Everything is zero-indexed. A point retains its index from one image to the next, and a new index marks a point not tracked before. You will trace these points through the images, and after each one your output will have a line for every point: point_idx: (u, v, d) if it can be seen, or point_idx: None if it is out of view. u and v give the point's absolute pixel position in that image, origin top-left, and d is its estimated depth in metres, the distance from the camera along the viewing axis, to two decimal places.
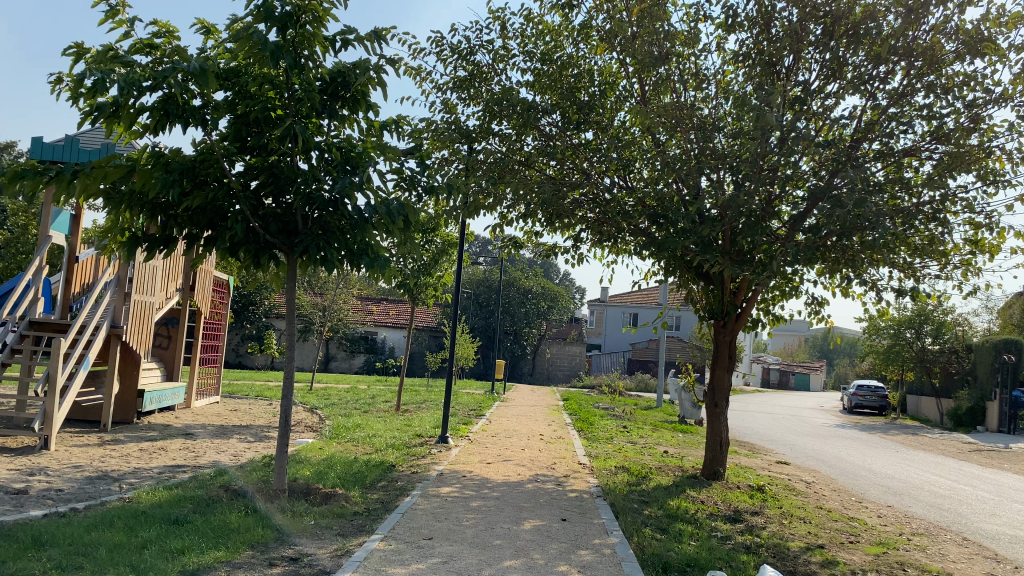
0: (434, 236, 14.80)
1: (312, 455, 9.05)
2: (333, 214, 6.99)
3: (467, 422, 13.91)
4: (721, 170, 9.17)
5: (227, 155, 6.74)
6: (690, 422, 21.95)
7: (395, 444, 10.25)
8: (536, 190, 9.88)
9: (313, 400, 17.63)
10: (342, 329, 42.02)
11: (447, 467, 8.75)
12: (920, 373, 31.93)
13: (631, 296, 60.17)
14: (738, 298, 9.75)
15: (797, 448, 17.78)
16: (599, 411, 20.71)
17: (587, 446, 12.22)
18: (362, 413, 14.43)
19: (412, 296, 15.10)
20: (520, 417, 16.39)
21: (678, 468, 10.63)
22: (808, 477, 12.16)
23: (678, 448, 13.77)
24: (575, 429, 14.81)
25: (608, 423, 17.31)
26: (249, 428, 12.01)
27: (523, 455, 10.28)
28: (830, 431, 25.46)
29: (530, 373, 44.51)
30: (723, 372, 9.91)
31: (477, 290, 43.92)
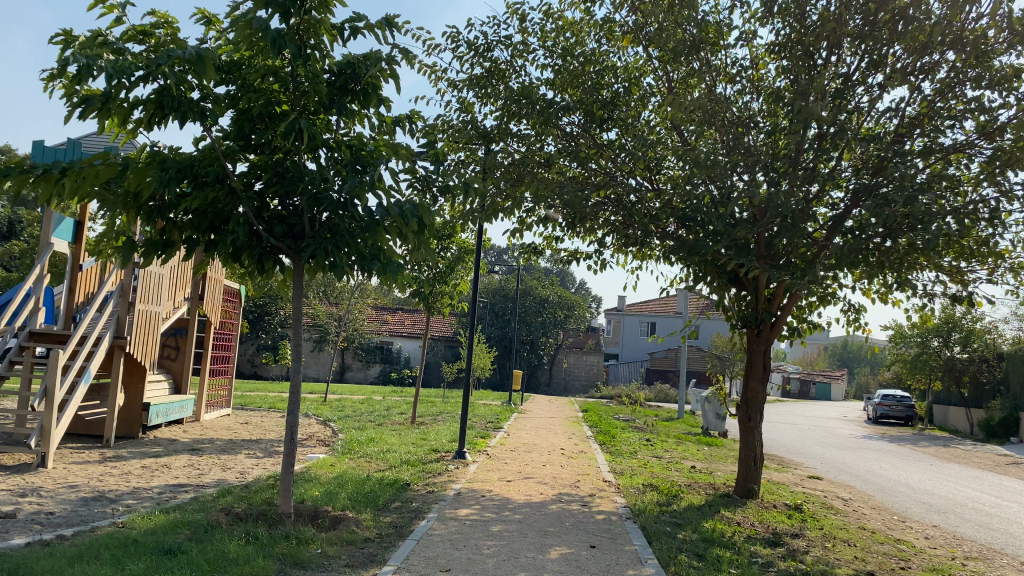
0: (450, 243, 14.32)
1: (322, 472, 8.56)
2: (343, 216, 6.50)
3: (485, 436, 13.39)
4: (754, 170, 8.64)
5: (229, 153, 6.28)
6: (713, 434, 21.31)
7: (410, 460, 9.75)
8: (557, 192, 9.38)
9: (327, 412, 17.16)
10: (357, 339, 41.65)
11: (465, 486, 8.23)
12: (949, 382, 31.09)
13: (649, 305, 59.49)
14: (773, 305, 9.18)
15: (827, 461, 17.12)
16: (621, 423, 20.13)
17: (611, 462, 11.66)
18: (376, 427, 13.93)
19: (428, 304, 14.64)
20: (539, 429, 15.86)
21: (708, 485, 10.05)
22: (845, 494, 11.54)
23: (706, 463, 13.17)
24: (597, 443, 14.25)
25: (631, 436, 16.75)
26: (258, 442, 11.55)
27: (545, 472, 9.74)
28: (859, 443, 24.70)
29: (547, 383, 43.94)
30: (756, 383, 9.35)
31: (494, 299, 43.48)
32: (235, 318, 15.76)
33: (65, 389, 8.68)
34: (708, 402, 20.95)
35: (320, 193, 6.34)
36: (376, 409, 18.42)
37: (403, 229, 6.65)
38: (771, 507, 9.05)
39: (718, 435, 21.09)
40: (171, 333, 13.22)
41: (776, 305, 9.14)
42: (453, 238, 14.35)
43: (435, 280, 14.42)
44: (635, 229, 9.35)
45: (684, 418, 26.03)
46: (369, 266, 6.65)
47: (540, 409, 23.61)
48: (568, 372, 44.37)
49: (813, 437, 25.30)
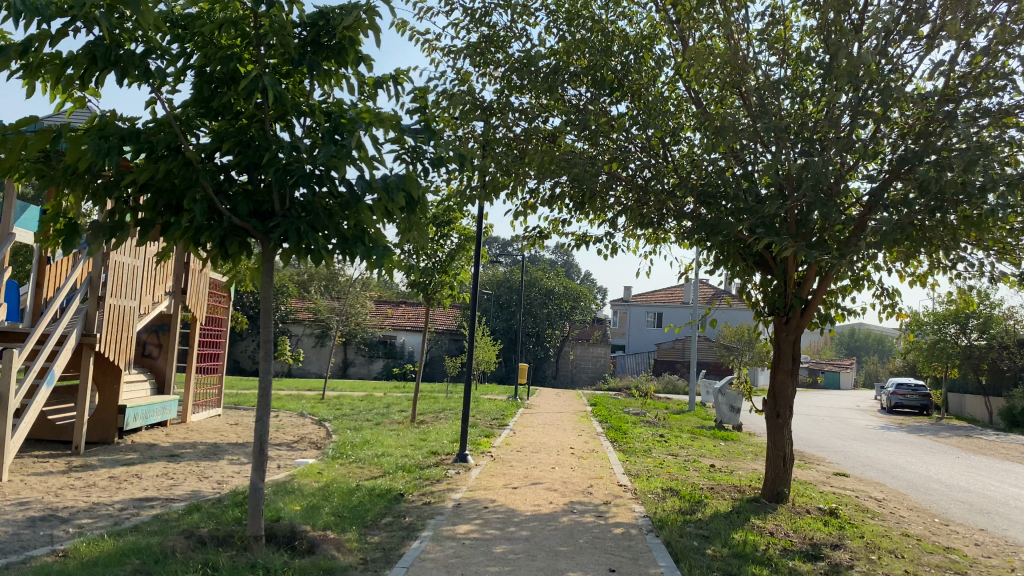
0: (449, 230, 13.46)
1: (308, 482, 7.74)
2: (320, 192, 5.62)
3: (488, 435, 12.56)
4: (784, 141, 7.78)
5: (185, 120, 5.42)
6: (727, 427, 20.48)
7: (406, 465, 8.93)
8: (564, 168, 8.53)
9: (323, 411, 16.36)
10: (360, 334, 40.88)
11: (465, 496, 7.41)
12: (967, 371, 30.16)
13: (656, 295, 58.54)
14: (804, 291, 8.29)
15: (851, 455, 16.24)
16: (631, 417, 19.30)
17: (624, 462, 10.82)
18: (373, 426, 13.10)
19: (427, 296, 13.78)
20: (547, 426, 15.02)
21: (733, 488, 9.20)
22: (878, 493, 10.68)
23: (725, 461, 12.32)
24: (608, 440, 13.41)
25: (643, 432, 15.91)
26: (245, 446, 10.74)
27: (554, 476, 8.90)
28: (877, 434, 23.81)
29: (553, 376, 43.10)
30: (785, 376, 8.51)
31: (498, 291, 42.72)
32: (224, 312, 14.98)
33: (23, 392, 7.85)
34: (722, 393, 20.11)
35: (291, 164, 5.45)
36: (375, 406, 17.60)
37: (390, 207, 5.77)
38: (804, 512, 8.18)
39: (732, 428, 20.24)
40: (153, 329, 12.43)
41: (808, 290, 8.24)
42: (453, 224, 13.48)
43: (434, 269, 13.56)
44: (650, 207, 8.48)
45: (696, 410, 25.20)
46: (352, 249, 5.76)
47: (548, 403, 22.78)
48: (575, 365, 43.51)
49: (829, 429, 24.43)
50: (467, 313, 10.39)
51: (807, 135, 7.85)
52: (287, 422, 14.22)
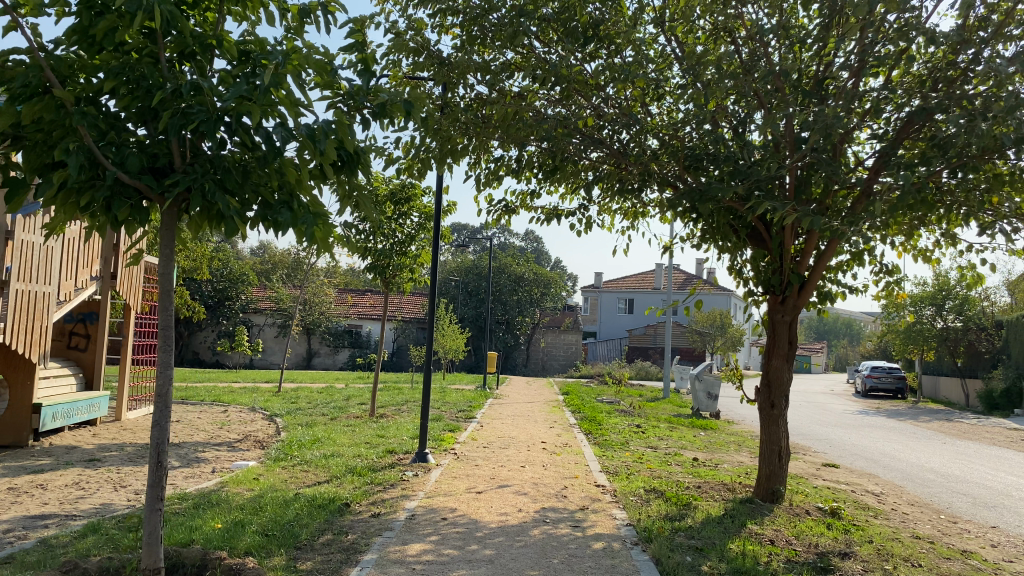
0: (409, 209, 12.42)
1: (240, 490, 6.71)
2: (232, 144, 4.57)
3: (452, 430, 11.60)
4: (782, 97, 6.86)
5: (59, 54, 4.35)
6: (704, 415, 19.71)
7: (357, 466, 7.92)
8: (535, 127, 7.55)
9: (277, 405, 15.27)
10: (324, 323, 39.69)
11: (422, 505, 6.44)
12: (942, 354, 29.78)
13: (627, 281, 57.94)
14: (802, 266, 7.44)
15: (834, 443, 15.53)
16: (605, 407, 18.45)
17: (601, 457, 9.90)
18: (327, 422, 12.05)
19: (385, 279, 12.66)
20: (516, 417, 14.10)
21: (721, 485, 8.33)
22: (875, 487, 9.87)
23: (708, 453, 11.45)
24: (582, 432, 12.50)
25: (619, 422, 15.04)
26: (181, 446, 9.67)
27: (524, 477, 7.93)
28: (856, 419, 23.23)
29: (524, 364, 42.26)
30: (780, 362, 7.61)
31: (466, 278, 41.70)
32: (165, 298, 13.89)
33: None
34: (698, 379, 19.29)
35: (194, 109, 4.39)
36: (334, 398, 16.55)
37: (323, 162, 4.82)
38: (804, 513, 7.33)
39: (709, 416, 19.47)
40: (80, 318, 11.29)
41: (807, 267, 7.40)
42: (412, 201, 12.44)
43: (392, 250, 12.42)
44: (629, 170, 7.52)
45: (671, 398, 24.46)
46: (274, 214, 4.79)
47: (518, 393, 21.87)
48: (546, 353, 42.65)
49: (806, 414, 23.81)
50: (426, 290, 9.38)
51: (807, 89, 6.93)
52: (235, 418, 13.14)
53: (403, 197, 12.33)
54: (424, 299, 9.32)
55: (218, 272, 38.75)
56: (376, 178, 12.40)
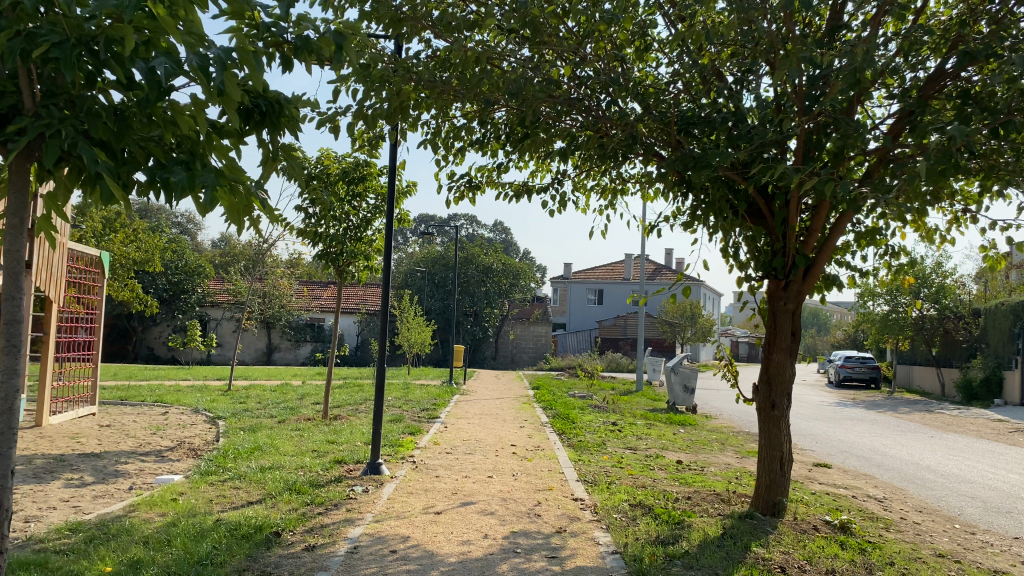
0: (364, 191, 11.33)
1: (150, 517, 5.61)
2: (104, 80, 3.47)
3: (412, 432, 10.57)
4: (793, 49, 5.88)
5: None
6: (681, 409, 18.84)
7: (297, 482, 6.85)
8: (506, 84, 6.43)
9: (224, 406, 14.09)
10: (285, 316, 38.31)
11: (368, 531, 5.41)
12: (917, 343, 29.25)
13: (597, 272, 57.18)
14: (808, 245, 6.49)
15: (818, 439, 14.70)
16: (577, 402, 17.51)
17: (577, 463, 8.90)
18: (274, 426, 10.92)
19: (338, 269, 11.59)
20: (483, 416, 13.04)
21: (714, 495, 7.40)
22: (876, 491, 8.99)
23: (691, 454, 10.52)
24: (555, 432, 11.50)
25: (592, 419, 14.10)
26: (100, 456, 8.53)
27: (491, 490, 6.92)
28: (834, 411, 22.54)
29: (492, 357, 41.30)
30: (782, 355, 6.66)
31: (433, 269, 40.55)
32: (99, 290, 12.64)
33: None
34: (674, 371, 18.35)
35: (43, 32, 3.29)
36: (287, 397, 15.38)
37: (228, 106, 3.73)
38: (810, 528, 6.42)
39: (685, 410, 18.59)
40: None
41: (813, 249, 6.46)
42: (368, 182, 11.35)
43: (345, 236, 11.33)
44: (610, 136, 6.48)
45: (645, 391, 23.59)
46: (165, 174, 3.79)
47: (486, 388, 20.84)
48: (515, 345, 41.68)
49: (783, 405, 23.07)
50: (380, 277, 8.26)
51: (820, 39, 5.96)
52: (174, 421, 11.96)
53: (357, 177, 11.23)
54: (378, 290, 8.20)
55: (174, 264, 37.23)
56: (325, 157, 11.32)
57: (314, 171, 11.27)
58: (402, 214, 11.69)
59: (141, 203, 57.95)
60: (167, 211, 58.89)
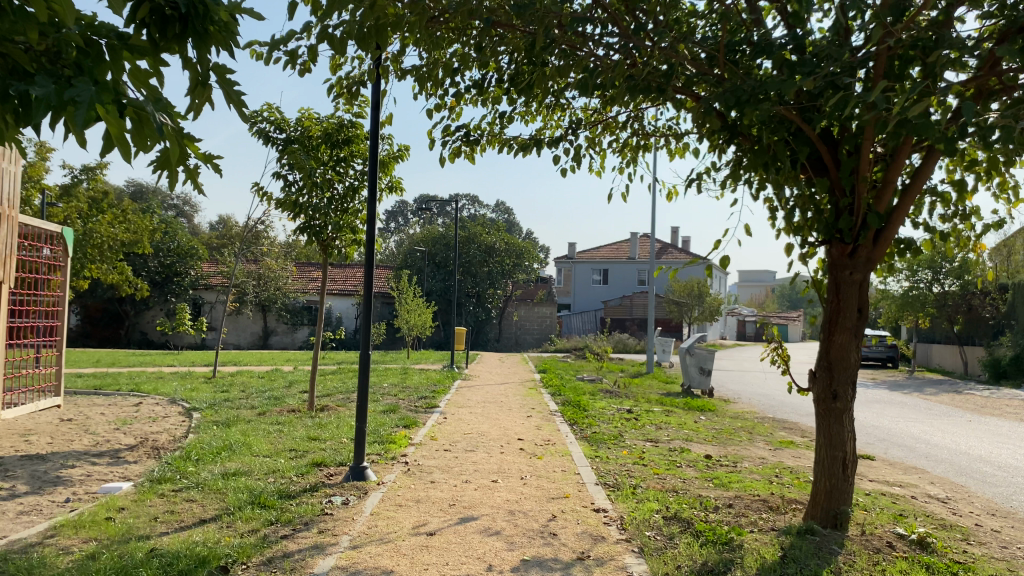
0: (350, 156, 10.15)
1: (68, 546, 4.48)
2: None
3: (405, 425, 9.45)
4: None
5: None
6: (696, 392, 17.73)
7: (264, 493, 5.71)
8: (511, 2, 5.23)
9: (204, 394, 12.97)
10: (281, 299, 37.25)
11: (342, 563, 4.29)
12: (937, 321, 28.08)
13: (601, 251, 55.97)
14: (881, 202, 5.30)
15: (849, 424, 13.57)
16: (587, 386, 16.40)
17: (594, 461, 7.76)
18: (253, 419, 9.80)
19: (322, 242, 10.43)
20: (485, 404, 11.91)
21: (759, 502, 6.24)
22: (936, 490, 7.85)
23: (720, 447, 9.39)
24: (566, 423, 10.37)
25: (605, 406, 12.98)
26: (45, 457, 7.42)
27: (497, 499, 5.78)
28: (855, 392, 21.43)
29: (496, 339, 40.22)
30: (846, 336, 5.50)
31: (433, 250, 39.37)
32: (61, 271, 11.49)
33: None
34: (689, 354, 17.19)
35: None
36: (275, 385, 14.27)
37: None
38: (885, 546, 5.27)
39: (701, 394, 17.46)
40: None
41: (887, 206, 5.27)
42: (355, 145, 10.17)
43: (330, 207, 10.14)
44: (642, 67, 5.30)
45: (656, 374, 22.48)
46: (21, 87, 2.62)
47: (489, 372, 19.74)
48: (519, 327, 40.61)
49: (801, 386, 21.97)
50: (365, 247, 7.09)
51: None
52: (144, 413, 10.83)
53: (342, 140, 10.07)
54: (364, 264, 7.04)
55: (167, 246, 36.19)
56: (306, 118, 10.16)
57: (295, 135, 10.12)
58: (393, 180, 10.48)
59: (136, 185, 56.77)
60: (163, 193, 57.77)
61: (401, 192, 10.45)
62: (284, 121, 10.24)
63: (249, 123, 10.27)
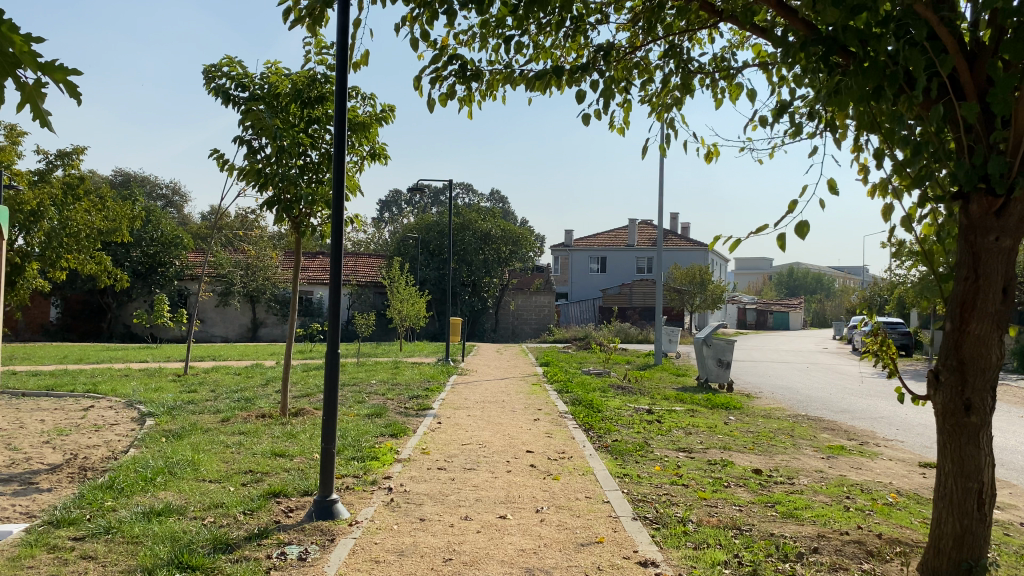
0: (325, 117, 8.62)
1: None
2: None
3: (392, 436, 7.94)
4: None
5: None
6: (713, 386, 16.25)
7: (191, 546, 4.18)
8: None
9: (166, 396, 11.46)
10: (269, 289, 35.67)
11: None
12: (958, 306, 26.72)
13: (599, 238, 54.45)
14: None
15: (893, 421, 12.12)
16: (596, 381, 14.90)
17: (624, 482, 6.26)
18: (212, 428, 8.27)
19: (294, 218, 8.92)
20: (486, 405, 10.40)
21: (854, 544, 4.73)
22: None
23: (765, 457, 7.92)
24: (580, 428, 8.88)
25: (619, 404, 11.50)
26: None
27: (509, 550, 4.28)
28: (880, 382, 20.04)
29: (494, 330, 38.69)
30: (989, 325, 4.00)
31: (427, 236, 37.78)
32: None
33: None
34: (705, 344, 15.71)
35: None
36: (249, 384, 12.76)
37: None
38: None
39: (718, 387, 16.02)
40: None
41: None
42: (330, 103, 8.62)
43: (300, 177, 8.61)
44: None
45: (666, 365, 21.04)
46: None
47: (488, 366, 18.24)
48: (517, 316, 39.15)
49: (821, 377, 20.56)
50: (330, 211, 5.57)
51: None
52: (89, 421, 9.27)
53: (315, 97, 8.52)
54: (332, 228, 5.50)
55: (149, 235, 34.57)
56: (273, 73, 8.61)
57: (260, 93, 8.57)
58: (377, 146, 8.95)
59: (122, 173, 54.92)
60: (150, 182, 55.87)
61: (386, 159, 8.91)
62: (248, 77, 8.69)
63: (206, 79, 8.72)
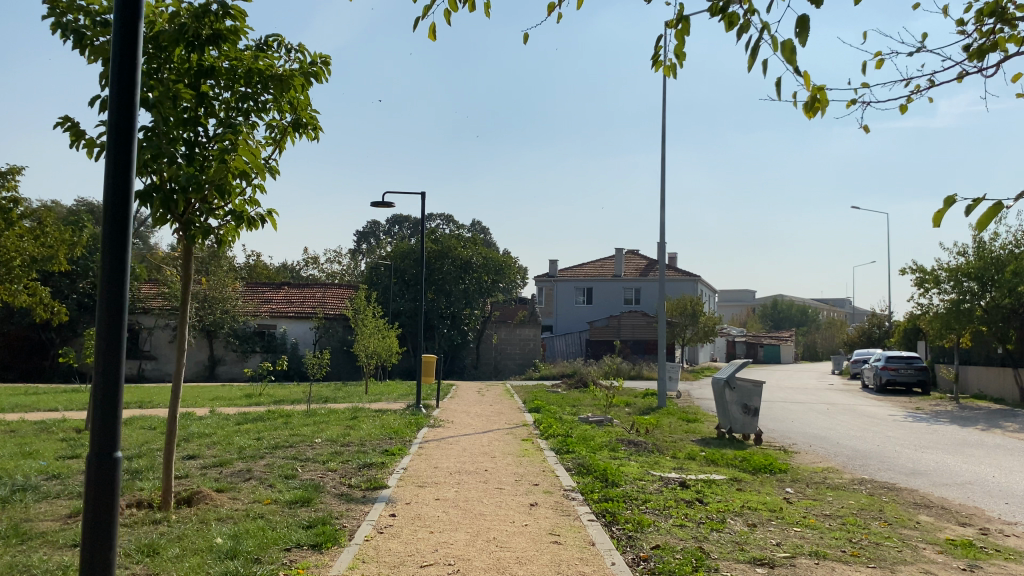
0: (224, 72, 5.87)
1: None
2: None
3: (315, 549, 5.11)
4: None
5: None
6: (737, 437, 13.44)
7: None
8: None
9: (33, 464, 8.50)
10: (229, 323, 32.30)
11: None
12: (986, 337, 24.30)
13: (585, 269, 51.85)
14: None
15: (987, 487, 9.38)
16: (599, 434, 12.07)
17: None
18: (39, 536, 5.36)
19: (177, 218, 5.99)
20: (461, 480, 7.57)
21: None
22: None
23: None
24: (597, 523, 6.08)
25: (638, 471, 8.70)
26: None
27: None
28: (919, 427, 17.28)
29: (474, 366, 35.73)
30: None
31: (401, 264, 34.95)
32: None
33: None
34: (729, 387, 13.00)
35: None
36: (157, 445, 9.82)
37: None
38: None
39: (744, 439, 13.25)
40: None
41: None
42: (229, 48, 5.86)
43: (187, 156, 5.77)
44: None
45: (672, 408, 18.22)
46: None
47: (466, 413, 15.33)
48: (500, 351, 36.20)
49: (850, 422, 17.79)
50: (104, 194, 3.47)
51: None
52: None
53: (208, 39, 5.70)
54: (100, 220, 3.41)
55: None
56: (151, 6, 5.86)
57: None
58: (304, 114, 6.32)
59: (87, 203, 51.67)
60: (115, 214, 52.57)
61: (316, 131, 6.35)
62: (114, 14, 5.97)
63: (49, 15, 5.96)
